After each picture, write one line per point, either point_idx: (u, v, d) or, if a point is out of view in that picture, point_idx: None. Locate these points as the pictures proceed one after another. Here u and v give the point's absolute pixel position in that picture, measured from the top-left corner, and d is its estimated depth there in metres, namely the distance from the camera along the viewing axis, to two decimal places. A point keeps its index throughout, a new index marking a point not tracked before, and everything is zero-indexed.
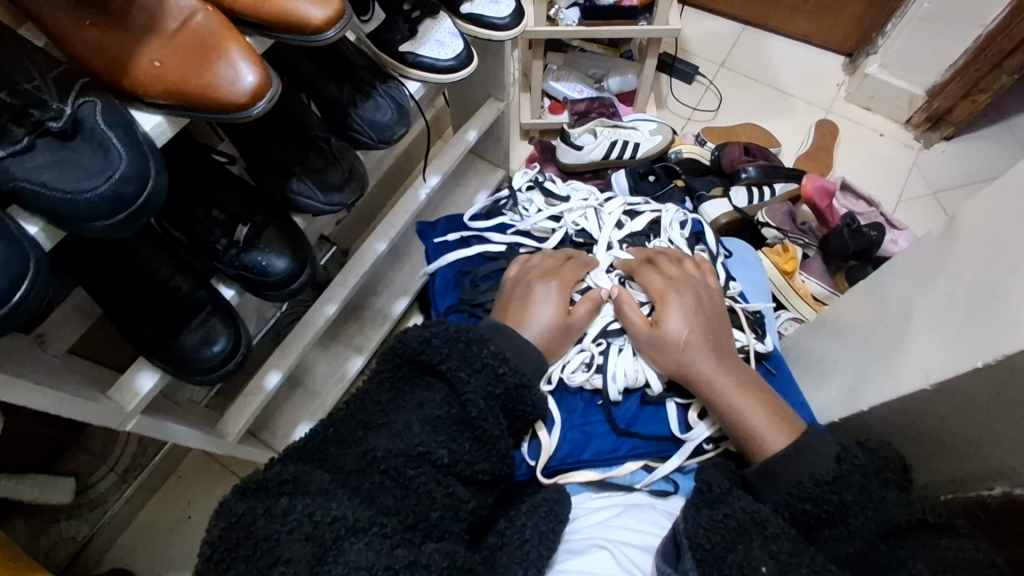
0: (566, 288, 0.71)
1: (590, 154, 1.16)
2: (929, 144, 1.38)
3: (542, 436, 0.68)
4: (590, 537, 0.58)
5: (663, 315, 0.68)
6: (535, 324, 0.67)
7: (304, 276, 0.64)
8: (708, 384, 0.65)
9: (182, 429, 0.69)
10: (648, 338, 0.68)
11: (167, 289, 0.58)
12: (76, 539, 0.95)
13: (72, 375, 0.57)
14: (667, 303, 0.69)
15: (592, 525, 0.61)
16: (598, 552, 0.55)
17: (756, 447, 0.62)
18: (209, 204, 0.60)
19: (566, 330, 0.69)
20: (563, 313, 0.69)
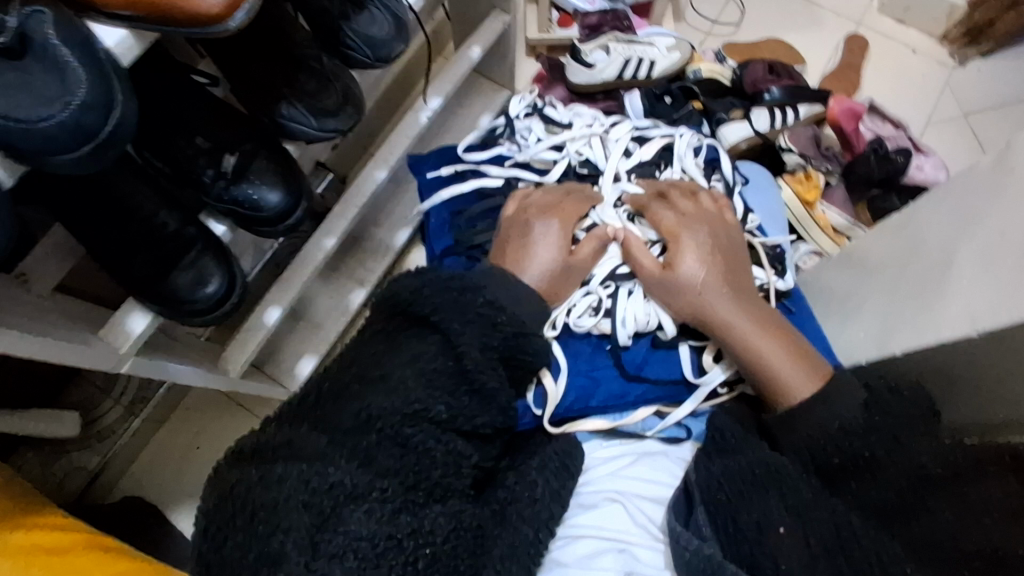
0: (567, 227, 0.67)
1: (603, 73, 1.07)
2: (964, 62, 1.29)
3: (547, 384, 0.66)
4: (601, 489, 0.60)
5: (675, 257, 0.65)
6: (535, 269, 0.64)
7: (298, 211, 0.60)
8: (728, 326, 0.62)
9: (180, 367, 0.66)
10: (659, 282, 0.65)
11: (152, 226, 0.55)
12: (88, 469, 0.97)
13: (60, 316, 0.55)
14: (679, 243, 0.66)
15: (604, 474, 0.62)
16: (609, 506, 0.57)
17: (780, 390, 0.60)
18: (191, 132, 0.55)
19: (568, 273, 0.66)
20: (565, 255, 0.65)
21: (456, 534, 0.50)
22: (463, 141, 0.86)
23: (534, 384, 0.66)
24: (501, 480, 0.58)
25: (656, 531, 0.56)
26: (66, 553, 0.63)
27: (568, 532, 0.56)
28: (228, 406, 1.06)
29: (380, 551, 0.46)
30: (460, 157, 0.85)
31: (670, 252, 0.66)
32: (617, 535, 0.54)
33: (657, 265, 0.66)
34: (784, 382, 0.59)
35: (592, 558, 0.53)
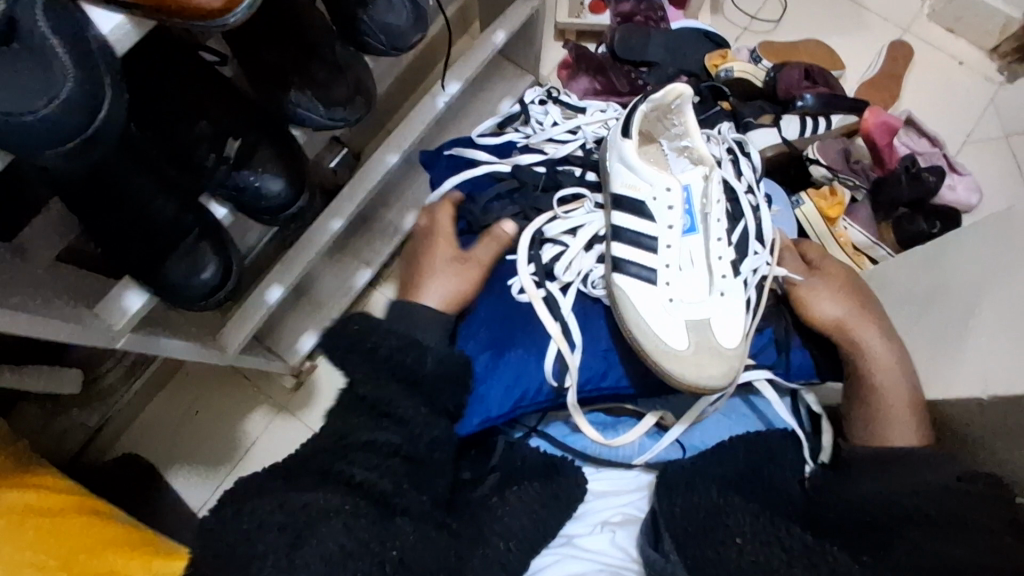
0: (472, 268, 0.76)
1: (728, 318, 0.74)
2: (1013, 78, 1.22)
3: (565, 352, 0.72)
4: (581, 514, 0.67)
5: (854, 311, 0.73)
6: (432, 294, 0.73)
7: (299, 202, 0.59)
8: (870, 355, 0.70)
9: (176, 344, 0.67)
10: (908, 416, 0.67)
11: (149, 213, 0.52)
12: (87, 427, 0.99)
13: (59, 291, 0.55)
14: (869, 361, 0.70)
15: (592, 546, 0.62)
16: (598, 534, 0.63)
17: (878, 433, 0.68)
18: (195, 116, 0.53)
19: (473, 268, 0.76)
20: (455, 254, 0.76)
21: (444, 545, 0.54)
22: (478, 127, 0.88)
23: (560, 361, 0.73)
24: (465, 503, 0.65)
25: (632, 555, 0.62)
26: (58, 515, 0.67)
27: (557, 551, 0.62)
28: (240, 384, 1.07)
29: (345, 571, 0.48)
30: (474, 143, 0.88)
31: (797, 303, 0.76)
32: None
33: (819, 326, 0.74)
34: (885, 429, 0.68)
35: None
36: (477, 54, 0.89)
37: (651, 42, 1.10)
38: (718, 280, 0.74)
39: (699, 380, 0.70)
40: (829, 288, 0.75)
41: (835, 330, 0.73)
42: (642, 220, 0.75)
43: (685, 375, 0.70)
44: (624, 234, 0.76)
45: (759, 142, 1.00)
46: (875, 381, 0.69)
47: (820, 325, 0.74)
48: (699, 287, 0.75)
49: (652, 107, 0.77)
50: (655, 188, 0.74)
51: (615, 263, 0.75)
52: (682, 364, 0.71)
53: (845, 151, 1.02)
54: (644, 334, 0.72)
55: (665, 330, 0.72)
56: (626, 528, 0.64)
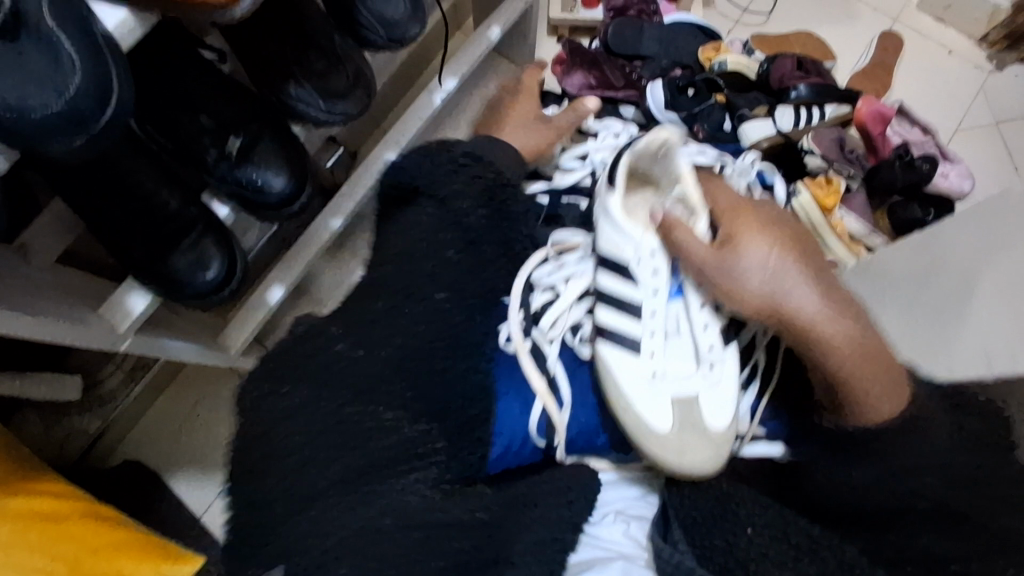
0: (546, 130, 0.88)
1: (721, 398, 0.64)
2: (1002, 66, 1.23)
3: (552, 413, 0.64)
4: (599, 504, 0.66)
5: (786, 266, 0.57)
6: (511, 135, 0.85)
7: (303, 198, 0.59)
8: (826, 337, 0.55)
9: (179, 346, 0.67)
10: (883, 394, 0.56)
11: (152, 205, 0.54)
12: (87, 432, 0.97)
13: (62, 293, 0.55)
14: (821, 341, 0.55)
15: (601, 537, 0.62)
16: (613, 523, 0.63)
17: (861, 412, 0.56)
18: (196, 109, 0.54)
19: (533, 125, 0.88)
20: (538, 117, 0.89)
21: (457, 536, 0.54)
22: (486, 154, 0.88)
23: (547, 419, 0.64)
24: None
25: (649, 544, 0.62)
26: (63, 521, 0.66)
27: (573, 542, 0.62)
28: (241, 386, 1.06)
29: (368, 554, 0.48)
30: None
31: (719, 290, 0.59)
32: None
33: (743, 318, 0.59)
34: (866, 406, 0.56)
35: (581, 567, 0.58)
36: (474, 49, 0.89)
37: (645, 36, 1.11)
38: (707, 354, 0.65)
39: (685, 468, 0.60)
40: (690, 227, 0.62)
41: (736, 261, 0.58)
42: (625, 281, 0.66)
43: (668, 464, 0.61)
44: (608, 298, 0.67)
45: (754, 134, 1.01)
46: (809, 329, 0.56)
47: (744, 305, 0.58)
48: (688, 360, 0.65)
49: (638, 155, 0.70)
50: (640, 252, 0.66)
51: (598, 330, 0.67)
52: (671, 451, 0.61)
53: (840, 140, 1.03)
54: (625, 410, 0.63)
55: (651, 411, 0.63)
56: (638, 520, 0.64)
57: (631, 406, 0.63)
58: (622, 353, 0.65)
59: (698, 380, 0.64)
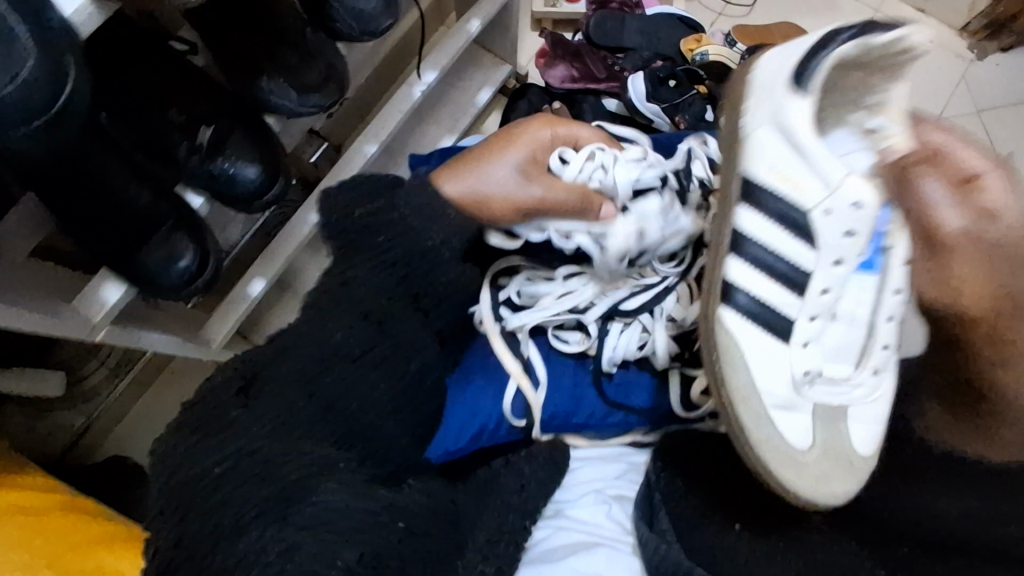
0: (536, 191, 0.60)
1: (870, 413, 0.59)
2: (983, 55, 1.24)
3: (529, 393, 0.64)
4: (580, 479, 0.65)
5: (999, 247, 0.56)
6: (460, 184, 0.59)
7: (275, 190, 0.59)
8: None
9: (157, 337, 0.67)
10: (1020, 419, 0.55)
11: (124, 202, 0.51)
12: (73, 427, 0.99)
13: (34, 285, 0.55)
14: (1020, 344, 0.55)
15: (581, 522, 0.60)
16: (594, 505, 0.62)
17: (990, 439, 0.56)
18: (166, 104, 0.53)
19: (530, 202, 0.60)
20: (531, 163, 0.62)
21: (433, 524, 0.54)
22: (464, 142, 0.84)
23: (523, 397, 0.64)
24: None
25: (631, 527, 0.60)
26: (43, 514, 0.67)
27: (552, 521, 0.61)
28: None
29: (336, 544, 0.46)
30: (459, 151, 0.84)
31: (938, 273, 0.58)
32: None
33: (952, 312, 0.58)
34: (1000, 435, 0.55)
35: (559, 550, 0.58)
36: (453, 43, 0.89)
37: (627, 28, 1.11)
38: (870, 356, 0.60)
39: (819, 498, 0.55)
40: (941, 181, 0.57)
41: (959, 250, 0.57)
42: (800, 242, 0.58)
43: (803, 494, 0.55)
44: (749, 256, 0.59)
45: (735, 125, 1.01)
46: (1008, 334, 0.55)
47: (960, 307, 0.57)
48: (843, 359, 0.61)
49: (851, 58, 0.54)
50: (832, 195, 0.56)
51: (727, 292, 0.59)
52: (807, 476, 0.56)
53: None
54: (760, 416, 0.57)
55: (789, 423, 0.58)
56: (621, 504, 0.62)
57: (768, 410, 0.58)
58: (758, 336, 0.59)
59: (855, 387, 0.60)
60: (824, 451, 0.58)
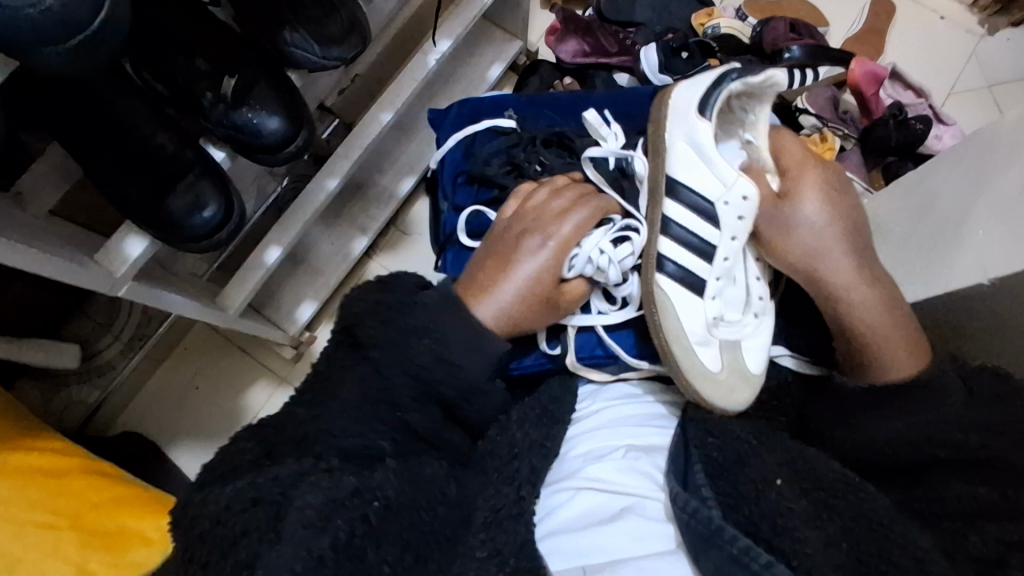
0: (547, 313, 0.65)
1: (760, 343, 0.69)
2: (993, 30, 1.24)
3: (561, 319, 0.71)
4: (595, 442, 0.64)
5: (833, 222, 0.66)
6: (494, 311, 0.61)
7: (298, 142, 0.59)
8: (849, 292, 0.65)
9: (180, 300, 0.67)
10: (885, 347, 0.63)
11: (149, 147, 0.54)
12: (87, 403, 0.98)
13: (59, 237, 0.55)
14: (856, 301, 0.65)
15: (609, 479, 0.60)
16: (619, 462, 0.61)
17: (879, 366, 0.64)
18: (192, 53, 0.54)
19: (547, 311, 0.65)
20: (551, 297, 0.64)
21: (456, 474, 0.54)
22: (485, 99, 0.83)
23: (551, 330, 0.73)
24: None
25: (659, 482, 0.60)
26: (63, 476, 0.66)
27: (570, 484, 0.60)
28: (241, 355, 1.06)
29: (327, 514, 0.45)
30: (480, 107, 0.82)
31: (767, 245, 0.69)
32: (622, 557, 0.53)
33: (785, 268, 0.68)
34: (887, 360, 0.63)
35: (588, 514, 0.57)
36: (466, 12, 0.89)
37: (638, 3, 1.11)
38: (756, 302, 0.71)
39: (728, 403, 0.64)
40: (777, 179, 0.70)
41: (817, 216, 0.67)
42: (704, 222, 0.70)
43: (716, 399, 0.64)
44: (675, 234, 0.70)
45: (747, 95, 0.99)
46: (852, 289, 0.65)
47: (800, 261, 0.67)
48: (737, 306, 0.71)
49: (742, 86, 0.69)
50: (729, 190, 0.68)
51: (659, 262, 0.69)
52: (713, 387, 0.65)
53: (834, 100, 1.06)
54: (686, 351, 0.66)
55: (706, 354, 0.67)
56: (647, 459, 0.62)
57: (690, 345, 0.67)
58: (681, 292, 0.69)
59: (744, 327, 0.70)
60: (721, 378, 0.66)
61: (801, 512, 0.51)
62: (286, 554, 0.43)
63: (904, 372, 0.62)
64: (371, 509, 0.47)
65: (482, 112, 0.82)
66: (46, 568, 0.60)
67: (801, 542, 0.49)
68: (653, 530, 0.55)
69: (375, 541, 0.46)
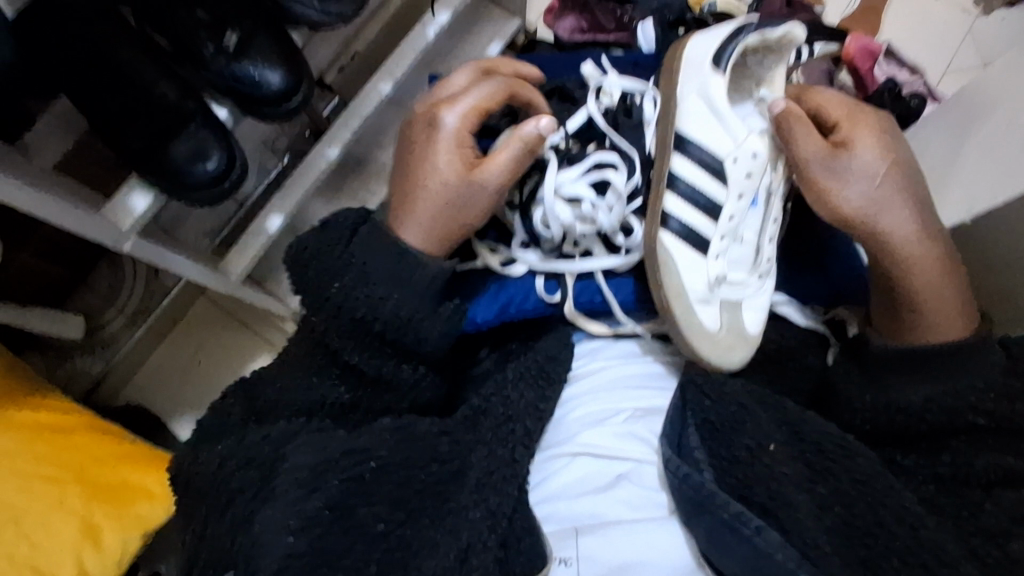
0: (482, 194, 0.64)
1: (760, 303, 0.70)
2: (989, 10, 1.24)
3: (558, 266, 0.68)
4: (592, 406, 0.65)
5: (886, 178, 0.64)
6: (419, 224, 0.63)
7: (299, 96, 0.59)
8: (905, 241, 0.62)
9: (182, 261, 0.68)
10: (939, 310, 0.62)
11: (152, 96, 0.55)
12: (91, 373, 0.99)
13: (64, 190, 0.56)
14: (910, 257, 0.62)
15: (605, 445, 0.62)
16: (616, 430, 0.63)
17: (929, 328, 0.62)
18: (191, 5, 0.55)
19: (468, 192, 0.63)
20: (465, 167, 0.63)
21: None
22: None
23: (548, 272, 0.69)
24: (472, 395, 0.66)
25: (653, 445, 0.63)
26: (69, 432, 0.68)
27: (565, 451, 0.62)
28: (241, 331, 1.08)
29: (319, 474, 0.55)
30: None
31: (817, 197, 0.65)
32: (614, 524, 0.57)
33: (835, 222, 0.65)
34: (934, 322, 0.62)
35: (583, 481, 0.61)
36: None
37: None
38: (765, 261, 0.70)
39: (723, 362, 0.66)
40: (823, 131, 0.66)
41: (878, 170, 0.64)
42: (713, 180, 0.69)
43: (709, 358, 0.65)
44: (687, 195, 0.68)
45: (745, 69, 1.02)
46: (906, 245, 0.62)
47: (841, 216, 0.64)
48: (741, 267, 0.71)
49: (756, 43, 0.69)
50: (738, 148, 0.69)
51: (665, 219, 0.67)
52: (712, 346, 0.66)
53: (829, 74, 1.06)
54: (688, 310, 0.66)
55: (705, 311, 0.67)
56: (644, 423, 0.63)
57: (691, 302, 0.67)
58: (689, 251, 0.68)
59: (753, 287, 0.70)
60: (720, 339, 0.67)
61: (794, 478, 0.56)
62: (283, 511, 0.54)
63: (952, 335, 0.61)
64: (365, 468, 0.56)
65: None
66: (51, 520, 0.63)
67: (791, 506, 0.55)
68: (646, 498, 0.60)
69: (366, 495, 0.56)
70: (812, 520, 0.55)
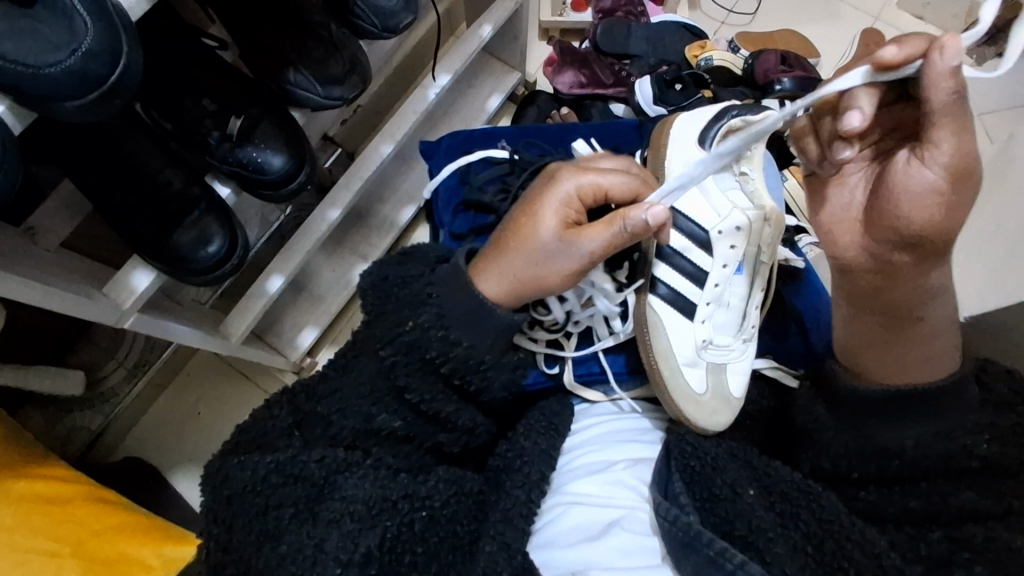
0: (569, 265, 0.58)
1: (744, 368, 0.70)
2: (983, 60, 1.26)
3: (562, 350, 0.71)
4: (585, 458, 0.63)
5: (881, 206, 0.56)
6: (499, 278, 0.58)
7: (301, 176, 0.61)
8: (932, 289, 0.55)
9: (183, 330, 0.68)
10: (938, 343, 0.57)
11: (157, 183, 0.57)
12: (90, 429, 0.99)
13: (70, 271, 0.57)
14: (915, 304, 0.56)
15: (594, 495, 0.59)
16: (604, 481, 0.60)
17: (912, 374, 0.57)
18: (198, 93, 0.57)
19: (557, 255, 0.58)
20: (566, 235, 0.57)
21: (453, 497, 0.55)
22: (474, 129, 0.85)
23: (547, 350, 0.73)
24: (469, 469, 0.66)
25: (643, 494, 0.60)
26: (66, 504, 0.67)
27: (555, 506, 0.59)
28: (241, 382, 1.08)
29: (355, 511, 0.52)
30: (472, 139, 0.85)
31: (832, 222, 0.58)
32: (608, 572, 0.52)
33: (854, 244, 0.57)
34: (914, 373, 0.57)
35: (576, 532, 0.56)
36: (465, 46, 0.91)
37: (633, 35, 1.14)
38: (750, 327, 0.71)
39: (711, 425, 0.65)
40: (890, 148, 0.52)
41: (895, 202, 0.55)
42: (698, 250, 0.70)
43: (700, 420, 0.65)
44: (676, 262, 0.70)
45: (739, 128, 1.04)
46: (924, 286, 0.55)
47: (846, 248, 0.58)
48: (728, 331, 0.71)
49: None
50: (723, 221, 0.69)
51: (652, 284, 0.69)
52: (699, 407, 0.65)
53: None
54: (673, 370, 0.67)
55: (691, 372, 0.68)
56: (634, 473, 0.61)
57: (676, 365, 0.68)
58: (675, 317, 0.70)
59: (735, 351, 0.70)
60: (705, 405, 0.66)
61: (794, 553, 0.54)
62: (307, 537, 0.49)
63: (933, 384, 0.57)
64: None
65: (475, 141, 0.85)
66: None
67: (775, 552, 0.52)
68: (640, 544, 0.55)
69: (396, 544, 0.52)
70: (790, 556, 0.51)
